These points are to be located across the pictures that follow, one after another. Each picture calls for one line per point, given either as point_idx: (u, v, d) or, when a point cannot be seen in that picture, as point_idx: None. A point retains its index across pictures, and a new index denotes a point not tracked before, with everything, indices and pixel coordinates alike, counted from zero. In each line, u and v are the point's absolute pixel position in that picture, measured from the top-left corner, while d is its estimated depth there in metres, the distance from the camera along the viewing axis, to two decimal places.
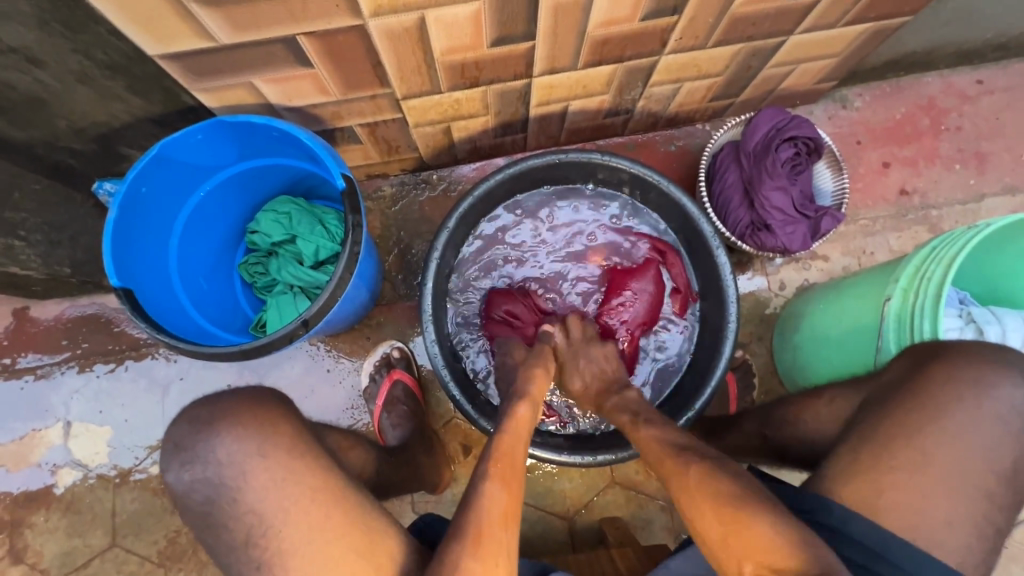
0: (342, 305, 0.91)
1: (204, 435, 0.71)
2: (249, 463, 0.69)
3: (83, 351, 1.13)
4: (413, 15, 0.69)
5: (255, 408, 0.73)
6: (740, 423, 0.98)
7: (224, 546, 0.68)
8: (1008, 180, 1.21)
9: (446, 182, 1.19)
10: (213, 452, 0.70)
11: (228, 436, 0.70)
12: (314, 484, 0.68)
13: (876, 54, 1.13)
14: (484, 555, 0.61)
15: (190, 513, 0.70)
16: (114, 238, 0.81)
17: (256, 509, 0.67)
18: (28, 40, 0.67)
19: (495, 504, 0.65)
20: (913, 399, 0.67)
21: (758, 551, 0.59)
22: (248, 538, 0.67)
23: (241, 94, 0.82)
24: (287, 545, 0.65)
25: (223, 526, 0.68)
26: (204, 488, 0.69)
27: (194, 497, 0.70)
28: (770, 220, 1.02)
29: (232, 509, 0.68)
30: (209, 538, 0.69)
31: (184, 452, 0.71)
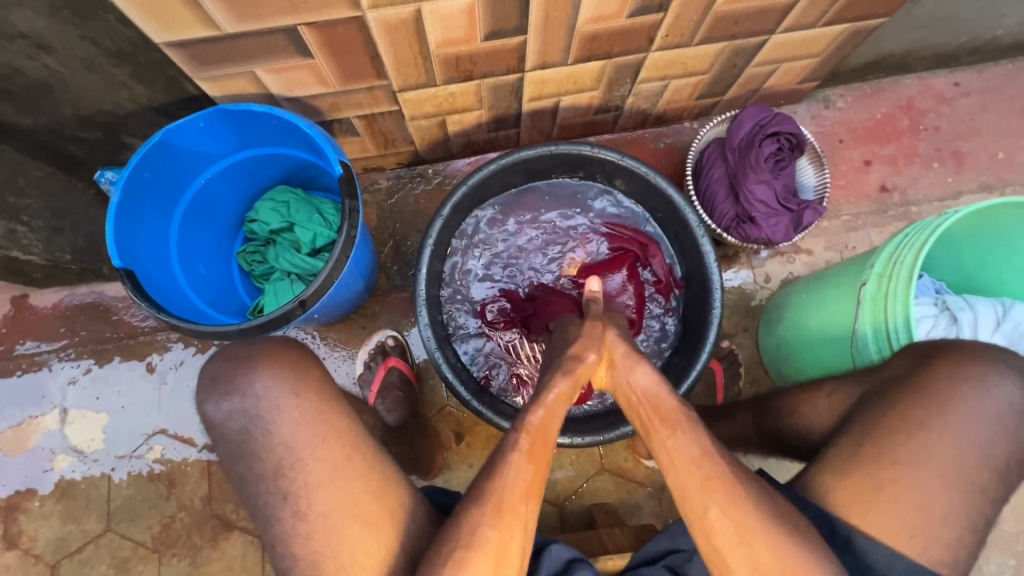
0: (337, 290, 0.93)
1: (244, 370, 0.72)
2: (284, 399, 0.70)
3: (81, 338, 1.14)
4: (410, 7, 0.72)
5: (289, 351, 0.75)
6: (735, 415, 1.02)
7: (253, 477, 0.69)
8: (984, 178, 1.25)
9: (441, 176, 1.22)
10: (252, 389, 0.71)
11: (267, 373, 0.72)
12: (341, 427, 0.71)
13: (856, 55, 1.17)
14: (503, 524, 0.66)
15: (224, 443, 0.71)
16: (117, 221, 0.83)
17: (289, 442, 0.69)
18: (38, 26, 0.70)
19: (521, 479, 0.67)
20: (904, 383, 0.69)
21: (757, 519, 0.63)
22: (278, 468, 0.68)
23: (243, 84, 0.84)
24: (312, 478, 0.68)
25: (256, 456, 0.69)
26: (240, 419, 0.70)
27: (230, 427, 0.71)
28: (754, 213, 1.06)
29: (266, 440, 0.69)
30: (240, 468, 0.70)
31: (222, 386, 0.71)
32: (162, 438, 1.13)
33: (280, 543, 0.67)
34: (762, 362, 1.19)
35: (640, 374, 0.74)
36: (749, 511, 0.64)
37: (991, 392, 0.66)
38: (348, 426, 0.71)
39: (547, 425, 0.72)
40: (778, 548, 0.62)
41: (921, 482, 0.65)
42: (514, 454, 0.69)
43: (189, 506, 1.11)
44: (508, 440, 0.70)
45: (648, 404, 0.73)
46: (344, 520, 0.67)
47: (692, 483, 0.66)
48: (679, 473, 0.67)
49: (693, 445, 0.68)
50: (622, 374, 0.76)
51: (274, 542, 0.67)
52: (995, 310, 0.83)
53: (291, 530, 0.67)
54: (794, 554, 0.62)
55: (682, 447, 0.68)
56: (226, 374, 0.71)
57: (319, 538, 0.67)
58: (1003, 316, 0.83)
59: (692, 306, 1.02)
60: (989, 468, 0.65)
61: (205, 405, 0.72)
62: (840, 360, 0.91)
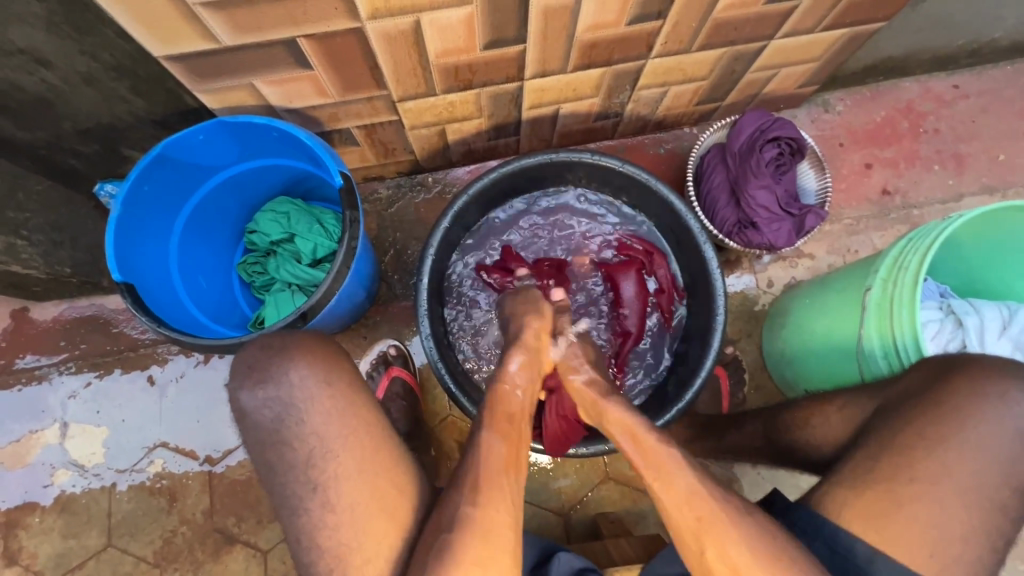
0: (339, 301, 0.93)
1: (278, 360, 0.71)
2: (317, 391, 0.70)
3: (81, 352, 1.14)
4: (409, 18, 0.72)
5: (321, 346, 0.74)
6: (744, 425, 1.00)
7: (282, 466, 0.68)
8: (986, 180, 1.25)
9: (441, 184, 1.21)
10: (286, 378, 0.70)
11: (303, 364, 0.71)
12: (367, 421, 0.70)
13: (854, 59, 1.17)
14: (484, 501, 0.65)
15: (256, 430, 0.69)
16: (118, 235, 0.83)
17: (321, 433, 0.68)
18: (37, 41, 0.70)
19: (494, 454, 0.69)
20: (920, 402, 0.68)
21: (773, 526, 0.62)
22: (308, 459, 0.67)
23: (243, 96, 0.84)
24: (341, 470, 0.67)
25: (286, 446, 0.68)
26: (275, 408, 0.69)
27: (262, 417, 0.69)
28: (756, 218, 1.06)
29: (298, 429, 0.68)
30: (268, 459, 0.69)
31: (256, 374, 0.71)
32: (163, 452, 1.12)
33: (304, 534, 0.66)
34: (767, 368, 1.18)
35: (612, 414, 0.75)
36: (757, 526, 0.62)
37: (1001, 400, 0.65)
38: (376, 423, 0.71)
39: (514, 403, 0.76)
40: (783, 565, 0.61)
41: (931, 492, 0.63)
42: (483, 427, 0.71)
43: (190, 521, 1.10)
44: (478, 419, 0.73)
45: (634, 446, 0.71)
46: (367, 514, 0.66)
47: (683, 518, 0.65)
48: (668, 505, 0.66)
49: (679, 479, 0.67)
50: (590, 404, 0.78)
51: (299, 534, 0.66)
52: (1001, 314, 0.83)
53: (307, 535, 0.66)
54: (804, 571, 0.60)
55: (663, 483, 0.67)
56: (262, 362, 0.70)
57: (344, 530, 0.66)
58: (1009, 320, 0.82)
59: (695, 313, 1.01)
60: (1000, 480, 0.64)
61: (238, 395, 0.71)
62: (845, 366, 0.91)
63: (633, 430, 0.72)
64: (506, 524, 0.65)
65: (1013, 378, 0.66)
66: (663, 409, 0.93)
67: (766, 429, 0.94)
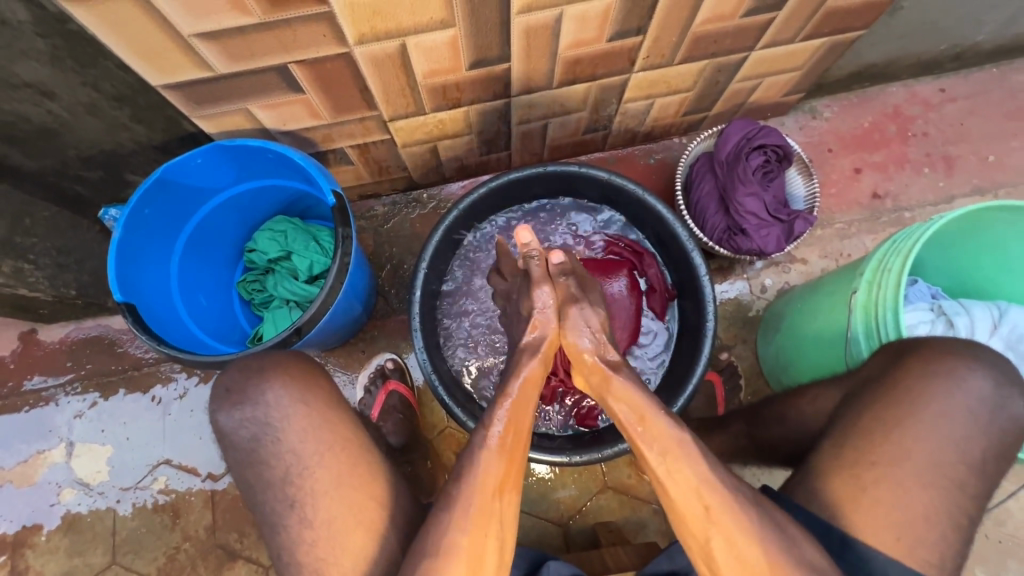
0: (334, 316, 0.95)
1: (256, 380, 0.72)
2: (294, 410, 0.71)
3: (87, 372, 1.16)
4: (395, 42, 0.75)
5: (300, 363, 0.76)
6: (727, 424, 1.01)
7: (263, 484, 0.69)
8: (976, 181, 1.26)
9: (435, 200, 1.24)
10: (263, 398, 0.71)
11: (279, 383, 0.72)
12: (347, 436, 0.72)
13: (837, 67, 1.19)
14: (474, 525, 0.64)
15: (235, 451, 0.71)
16: (120, 258, 0.86)
17: (298, 450, 0.69)
18: (42, 75, 0.73)
19: (490, 471, 0.66)
20: (876, 385, 0.69)
21: (738, 537, 0.61)
22: (286, 475, 0.69)
23: (239, 120, 0.87)
24: (319, 485, 0.68)
25: (265, 464, 0.70)
26: (251, 427, 0.70)
27: (240, 437, 0.71)
28: (745, 224, 1.07)
29: (275, 447, 0.69)
30: (249, 476, 0.70)
31: (235, 395, 0.72)
32: (166, 469, 1.14)
33: (285, 551, 0.68)
34: (762, 373, 1.19)
35: (619, 390, 0.70)
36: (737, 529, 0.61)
37: (990, 400, 0.65)
38: (353, 438, 0.72)
39: (519, 416, 0.71)
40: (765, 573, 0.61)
41: (924, 494, 0.63)
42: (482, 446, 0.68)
43: (193, 537, 1.11)
44: (475, 438, 0.69)
45: (637, 425, 0.67)
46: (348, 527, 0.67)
47: (689, 506, 0.63)
48: (677, 495, 0.64)
49: (693, 465, 0.64)
50: (597, 377, 0.73)
51: (280, 550, 0.68)
52: (991, 314, 0.86)
53: (298, 537, 0.67)
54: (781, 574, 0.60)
55: (677, 467, 0.64)
56: (238, 384, 0.71)
57: (323, 546, 0.67)
58: (998, 320, 0.85)
59: (685, 316, 1.02)
60: (990, 478, 0.63)
61: (218, 416, 0.72)
62: (836, 364, 0.91)
63: (642, 411, 0.67)
64: (492, 553, 0.65)
65: (1005, 377, 0.66)
66: None
67: (749, 428, 0.94)
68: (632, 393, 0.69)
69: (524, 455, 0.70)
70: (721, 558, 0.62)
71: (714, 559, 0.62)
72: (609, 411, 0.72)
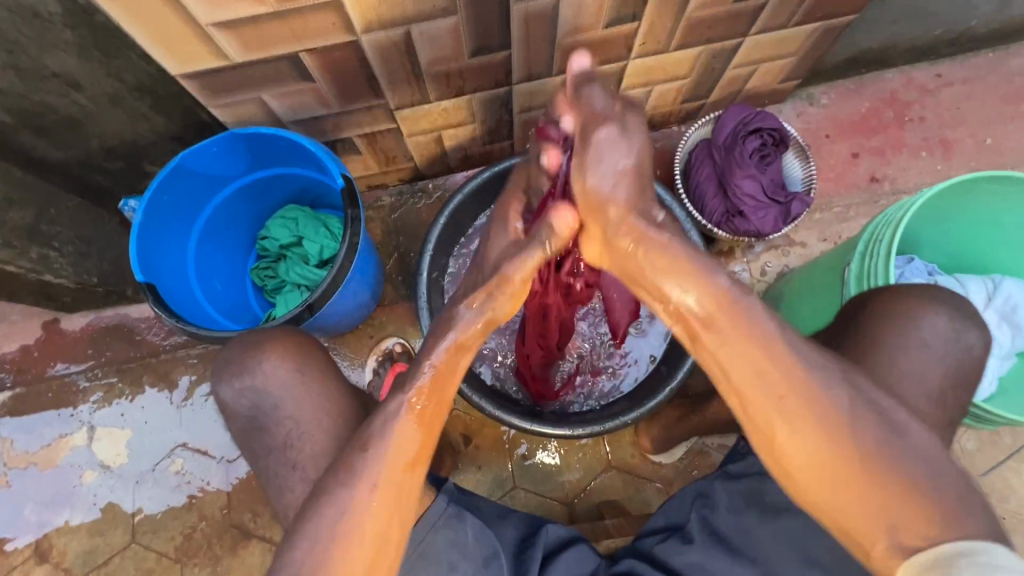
0: (343, 297, 0.98)
1: (253, 352, 0.79)
2: (290, 378, 0.78)
3: (107, 358, 1.20)
4: (400, 29, 0.79)
5: (295, 338, 0.82)
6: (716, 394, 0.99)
7: (264, 450, 0.77)
8: (973, 164, 1.28)
9: (441, 190, 1.28)
10: (260, 368, 0.78)
11: (273, 355, 0.79)
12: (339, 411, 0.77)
13: (832, 53, 1.21)
14: (377, 502, 0.62)
15: (235, 420, 0.79)
16: (140, 241, 0.90)
17: (295, 416, 0.77)
18: (69, 66, 0.77)
19: (404, 443, 0.63)
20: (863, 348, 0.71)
21: (811, 428, 0.56)
22: (285, 441, 0.76)
23: (252, 109, 0.91)
24: (318, 447, 0.75)
25: (265, 430, 0.78)
26: (250, 397, 0.78)
27: (239, 405, 0.79)
28: (743, 206, 1.09)
29: (274, 415, 0.77)
30: (254, 446, 0.78)
31: (234, 367, 0.79)
32: (182, 452, 1.18)
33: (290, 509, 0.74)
34: None
35: (654, 263, 0.60)
36: (798, 405, 0.56)
37: None
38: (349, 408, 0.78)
39: (436, 389, 0.65)
40: (854, 459, 0.55)
41: None
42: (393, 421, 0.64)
43: (209, 517, 1.15)
44: (393, 404, 0.64)
45: (689, 301, 0.58)
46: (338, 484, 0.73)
47: (753, 390, 0.57)
48: (741, 377, 0.57)
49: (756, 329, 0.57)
50: (623, 250, 0.62)
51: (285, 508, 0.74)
52: (985, 287, 0.88)
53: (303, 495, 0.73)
54: (868, 460, 0.55)
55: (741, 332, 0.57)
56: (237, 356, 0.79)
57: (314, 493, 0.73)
58: (992, 292, 0.88)
59: None
60: None
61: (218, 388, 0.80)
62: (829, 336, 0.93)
63: (687, 278, 0.58)
64: (394, 530, 0.63)
65: None
66: (656, 391, 0.96)
67: None
68: (667, 249, 0.59)
69: (442, 429, 0.66)
70: (795, 449, 0.56)
71: (788, 454, 0.57)
72: (650, 293, 0.62)
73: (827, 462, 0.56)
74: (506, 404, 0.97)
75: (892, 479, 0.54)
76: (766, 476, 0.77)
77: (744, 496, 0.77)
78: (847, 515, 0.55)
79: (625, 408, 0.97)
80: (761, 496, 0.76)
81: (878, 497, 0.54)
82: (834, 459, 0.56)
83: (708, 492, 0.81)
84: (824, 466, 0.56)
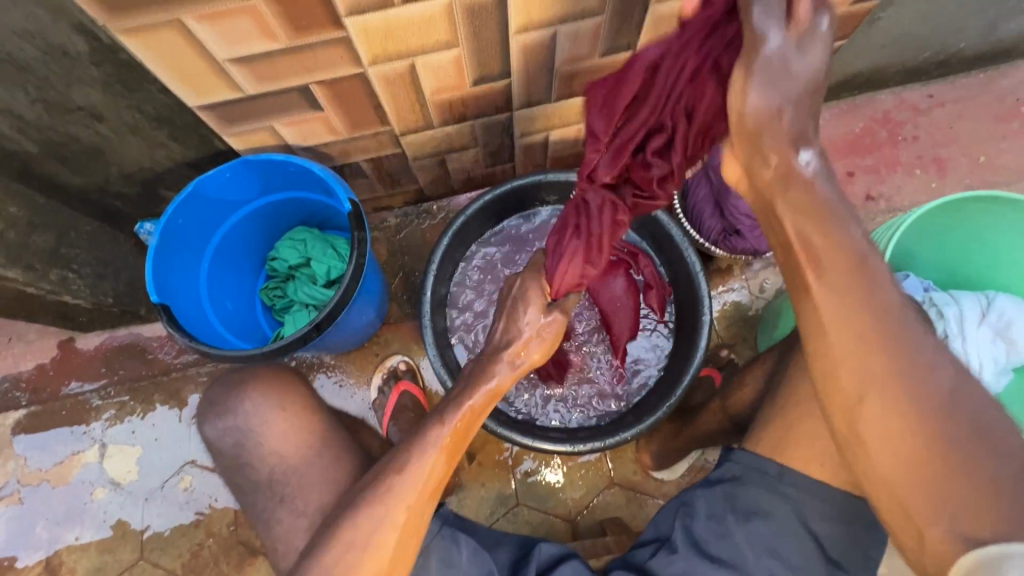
0: (349, 316, 1.01)
1: (234, 393, 0.86)
2: (271, 414, 0.84)
3: (120, 377, 1.24)
4: (405, 61, 0.83)
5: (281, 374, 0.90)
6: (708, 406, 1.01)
7: (252, 483, 0.82)
8: (967, 182, 1.30)
9: (444, 211, 1.32)
10: (241, 409, 0.85)
11: (254, 394, 0.86)
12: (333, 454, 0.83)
13: (824, 76, 1.24)
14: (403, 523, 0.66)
15: (220, 457, 0.85)
16: (156, 263, 0.94)
17: (276, 454, 0.83)
18: (94, 99, 0.82)
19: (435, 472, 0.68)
20: None
21: (893, 393, 0.53)
22: (268, 477, 0.82)
23: (264, 136, 0.96)
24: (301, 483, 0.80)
25: (247, 468, 0.83)
26: (233, 435, 0.84)
27: (224, 443, 0.85)
28: (740, 226, 1.12)
29: (255, 453, 0.83)
30: (238, 480, 0.84)
31: (218, 408, 0.86)
32: (191, 469, 1.20)
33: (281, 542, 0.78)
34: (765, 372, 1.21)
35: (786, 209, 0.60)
36: (886, 366, 0.53)
37: None
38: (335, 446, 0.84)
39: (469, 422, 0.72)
40: (932, 440, 0.51)
41: None
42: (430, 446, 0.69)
43: (216, 533, 1.17)
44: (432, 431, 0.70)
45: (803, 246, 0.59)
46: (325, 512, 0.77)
47: (849, 341, 0.55)
48: (840, 334, 0.55)
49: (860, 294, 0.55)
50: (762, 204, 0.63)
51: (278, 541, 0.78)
52: (979, 302, 0.89)
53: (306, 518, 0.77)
54: (960, 445, 0.50)
55: (842, 297, 0.56)
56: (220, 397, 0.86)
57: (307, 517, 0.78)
58: (986, 308, 0.89)
59: (682, 310, 1.07)
60: None
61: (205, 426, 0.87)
62: None
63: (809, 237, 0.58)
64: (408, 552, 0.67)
65: None
66: (657, 407, 0.98)
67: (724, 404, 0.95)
68: (808, 194, 0.59)
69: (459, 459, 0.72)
70: (871, 424, 0.54)
71: (860, 419, 0.54)
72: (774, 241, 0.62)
73: (902, 431, 0.52)
74: (508, 420, 0.99)
75: (984, 468, 0.49)
76: (739, 481, 0.77)
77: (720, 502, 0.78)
78: (905, 487, 0.52)
79: (625, 425, 0.99)
80: (734, 500, 0.77)
81: (963, 486, 0.49)
82: (909, 437, 0.52)
83: (688, 500, 0.80)
84: (899, 443, 0.52)
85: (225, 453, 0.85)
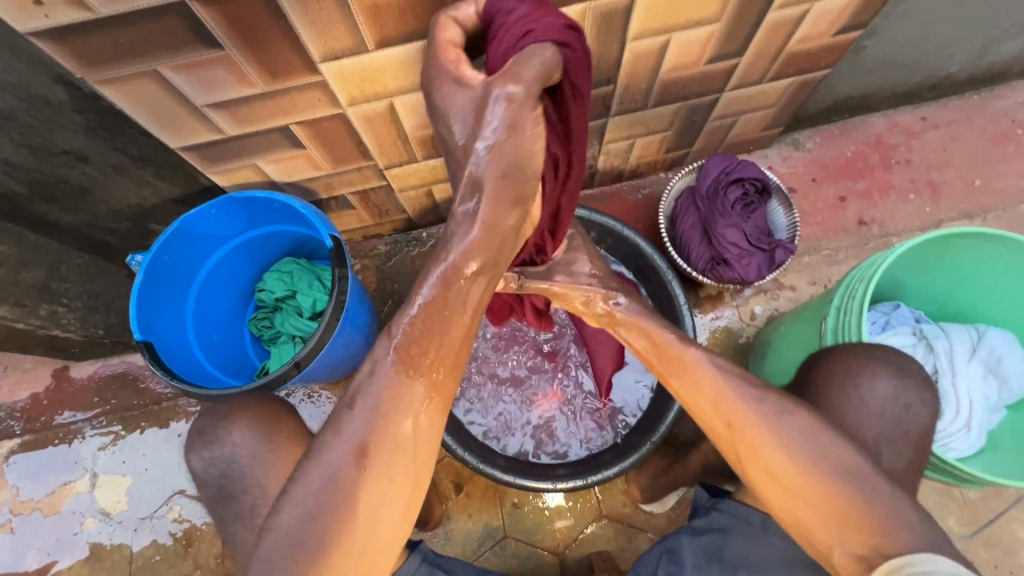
0: (333, 350, 1.01)
1: (223, 423, 0.84)
2: (258, 447, 0.82)
3: (112, 406, 1.25)
4: (383, 102, 0.83)
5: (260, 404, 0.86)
6: (700, 443, 0.99)
7: (233, 516, 0.82)
8: (963, 206, 1.28)
9: (434, 238, 1.31)
10: (228, 439, 0.82)
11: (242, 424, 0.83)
12: None
13: (813, 101, 1.24)
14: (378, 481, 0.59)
15: (205, 486, 0.84)
16: (140, 300, 0.95)
17: (262, 484, 0.81)
18: (79, 143, 0.83)
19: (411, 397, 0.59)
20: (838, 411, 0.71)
21: (764, 458, 0.63)
22: (253, 507, 0.80)
23: (249, 174, 0.97)
24: None
25: (233, 497, 0.82)
26: (219, 465, 0.82)
27: (208, 474, 0.83)
28: (727, 254, 1.11)
29: (240, 483, 0.81)
30: (223, 510, 0.83)
31: (206, 437, 0.84)
32: (180, 499, 1.20)
33: None
34: None
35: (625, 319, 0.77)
36: (763, 437, 0.63)
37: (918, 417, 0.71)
38: None
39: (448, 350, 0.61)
40: (823, 492, 0.60)
41: None
42: (375, 418, 0.58)
43: (204, 565, 1.17)
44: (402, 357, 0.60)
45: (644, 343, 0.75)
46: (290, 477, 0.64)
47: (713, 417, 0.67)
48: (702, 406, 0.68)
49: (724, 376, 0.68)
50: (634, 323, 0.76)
51: None
52: (969, 337, 0.88)
53: None
54: (840, 491, 0.60)
55: (688, 382, 0.69)
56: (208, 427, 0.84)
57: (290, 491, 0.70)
58: (977, 342, 0.88)
59: None
60: None
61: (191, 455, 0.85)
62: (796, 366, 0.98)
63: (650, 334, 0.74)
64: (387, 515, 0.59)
65: None
66: (638, 444, 0.98)
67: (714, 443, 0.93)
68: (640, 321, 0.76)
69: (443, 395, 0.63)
70: (769, 486, 0.63)
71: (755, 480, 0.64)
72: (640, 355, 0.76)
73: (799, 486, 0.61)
74: (487, 455, 0.98)
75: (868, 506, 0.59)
76: (726, 531, 0.80)
77: (706, 551, 0.79)
78: (821, 532, 0.60)
79: (605, 462, 0.98)
80: (721, 551, 0.78)
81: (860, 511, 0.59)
82: (802, 494, 0.61)
83: (674, 548, 0.81)
84: (798, 499, 0.62)
85: (210, 483, 0.83)
